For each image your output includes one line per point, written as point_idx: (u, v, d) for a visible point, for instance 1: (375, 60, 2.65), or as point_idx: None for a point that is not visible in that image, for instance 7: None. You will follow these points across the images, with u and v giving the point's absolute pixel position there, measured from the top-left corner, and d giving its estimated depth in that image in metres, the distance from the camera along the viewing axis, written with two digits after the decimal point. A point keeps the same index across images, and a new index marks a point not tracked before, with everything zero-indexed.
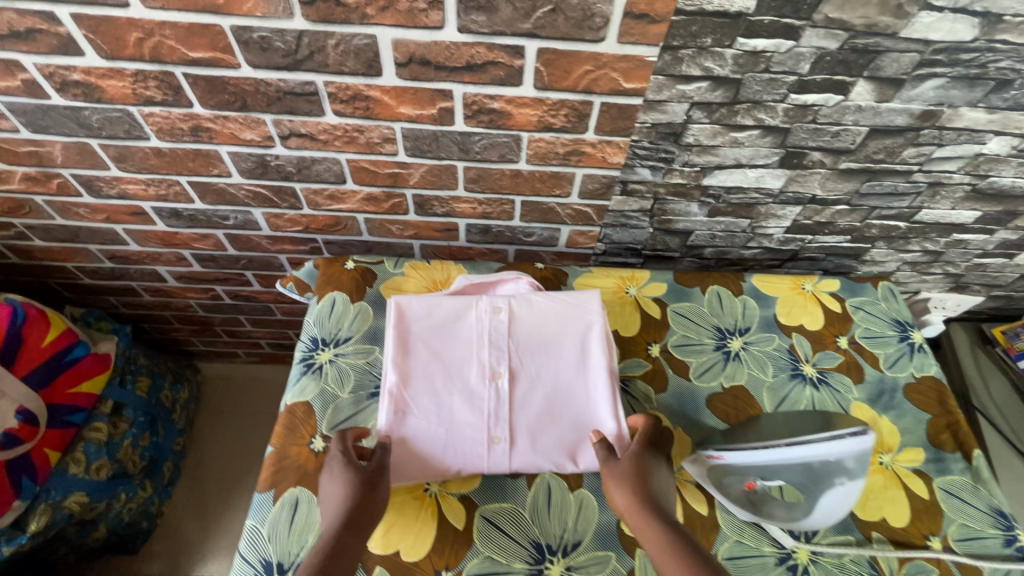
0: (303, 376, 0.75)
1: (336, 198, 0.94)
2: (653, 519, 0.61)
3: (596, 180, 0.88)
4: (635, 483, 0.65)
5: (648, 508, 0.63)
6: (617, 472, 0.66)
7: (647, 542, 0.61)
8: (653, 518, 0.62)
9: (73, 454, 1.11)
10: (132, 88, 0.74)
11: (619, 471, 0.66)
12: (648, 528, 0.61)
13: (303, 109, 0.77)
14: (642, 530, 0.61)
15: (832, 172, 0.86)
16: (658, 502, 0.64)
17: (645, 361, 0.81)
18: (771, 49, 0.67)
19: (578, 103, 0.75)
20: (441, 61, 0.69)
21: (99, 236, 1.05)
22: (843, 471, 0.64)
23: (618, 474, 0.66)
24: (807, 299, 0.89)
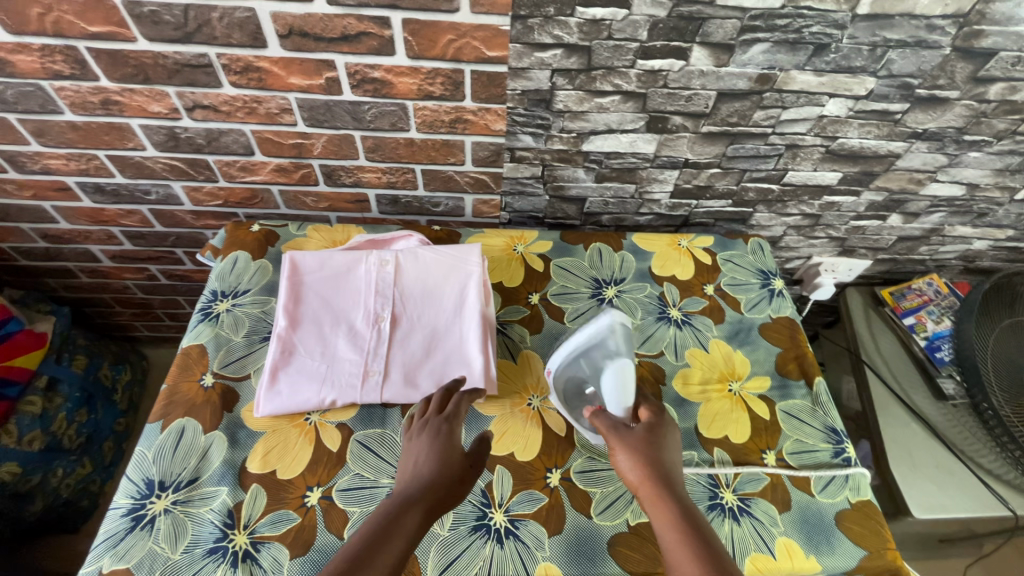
0: (200, 323, 0.81)
1: (248, 170, 1.01)
2: (662, 487, 0.61)
3: (484, 147, 0.96)
4: (642, 447, 0.65)
5: (661, 473, 0.62)
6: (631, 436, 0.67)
7: (652, 507, 0.60)
8: (659, 481, 0.62)
9: (6, 426, 1.15)
10: (40, 62, 0.81)
11: (630, 434, 0.67)
12: (658, 495, 0.60)
13: (202, 81, 0.84)
14: (650, 500, 0.61)
15: (697, 135, 0.95)
16: (667, 467, 0.64)
17: (524, 308, 0.88)
18: (609, 17, 0.76)
19: (450, 72, 0.83)
20: (318, 32, 0.77)
21: (30, 214, 1.11)
22: (610, 354, 0.75)
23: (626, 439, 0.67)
24: (681, 253, 0.97)
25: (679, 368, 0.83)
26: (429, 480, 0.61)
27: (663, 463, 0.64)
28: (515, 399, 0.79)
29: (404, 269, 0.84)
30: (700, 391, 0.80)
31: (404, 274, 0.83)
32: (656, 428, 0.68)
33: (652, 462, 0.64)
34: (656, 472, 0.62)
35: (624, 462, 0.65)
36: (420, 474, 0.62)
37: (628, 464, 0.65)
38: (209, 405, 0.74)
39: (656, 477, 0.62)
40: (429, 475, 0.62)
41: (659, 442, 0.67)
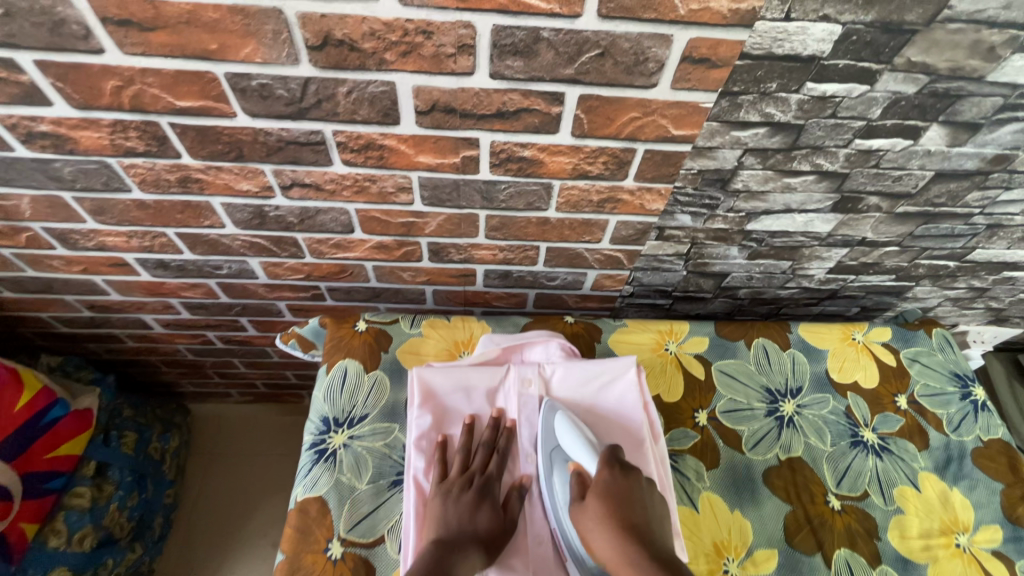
0: (315, 467, 0.67)
1: (342, 247, 0.85)
2: (637, 570, 0.54)
3: (630, 227, 0.81)
4: (612, 525, 0.58)
5: (630, 553, 0.55)
6: (589, 519, 0.59)
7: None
8: (639, 562, 0.55)
9: (52, 526, 1.01)
10: (109, 139, 0.65)
11: (590, 515, 0.59)
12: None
13: (308, 159, 0.68)
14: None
15: (887, 216, 0.79)
16: (642, 535, 0.57)
17: (692, 431, 0.74)
18: (842, 94, 0.60)
19: (619, 150, 0.67)
20: (468, 109, 0.61)
21: (77, 287, 0.95)
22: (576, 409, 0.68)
23: (591, 520, 0.59)
24: (860, 351, 0.82)
25: (891, 515, 0.70)
26: (466, 526, 0.59)
27: (634, 533, 0.57)
28: (711, 564, 0.65)
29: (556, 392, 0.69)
30: (923, 548, 0.67)
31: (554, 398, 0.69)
32: (629, 485, 0.61)
33: (626, 536, 0.57)
34: (636, 553, 0.55)
35: (599, 545, 0.58)
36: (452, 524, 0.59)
37: (602, 549, 0.57)
38: None
39: (626, 557, 0.56)
40: (474, 530, 0.59)
41: (630, 502, 0.60)
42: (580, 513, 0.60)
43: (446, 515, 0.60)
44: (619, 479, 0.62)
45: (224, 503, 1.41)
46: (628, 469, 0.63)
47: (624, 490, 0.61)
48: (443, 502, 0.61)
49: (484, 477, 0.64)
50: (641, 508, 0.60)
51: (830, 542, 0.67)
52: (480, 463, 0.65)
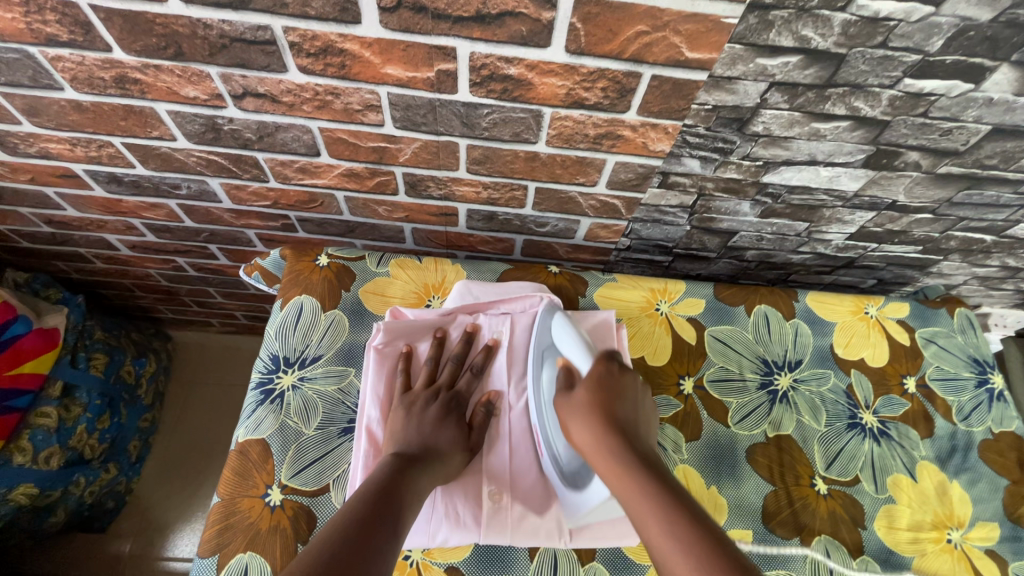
0: (259, 407, 0.62)
1: (309, 172, 0.76)
2: (612, 457, 0.51)
3: (630, 169, 0.71)
4: (594, 411, 0.55)
5: (609, 442, 0.52)
6: (574, 407, 0.56)
7: (612, 477, 0.50)
8: (615, 449, 0.51)
9: (18, 443, 0.98)
10: (25, 22, 0.55)
11: (573, 405, 0.56)
12: (617, 469, 0.50)
13: (258, 62, 0.58)
14: (607, 473, 0.51)
15: (926, 176, 0.69)
16: (625, 429, 0.53)
17: (676, 400, 0.67)
18: (898, 16, 0.49)
19: (621, 74, 0.56)
20: (442, 8, 0.51)
21: (29, 199, 0.88)
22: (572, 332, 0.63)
23: (573, 410, 0.56)
24: (871, 327, 0.74)
25: (882, 503, 0.64)
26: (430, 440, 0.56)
27: (619, 427, 0.53)
28: None
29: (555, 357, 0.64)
30: (912, 541, 0.62)
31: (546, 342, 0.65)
32: (623, 385, 0.57)
33: (610, 428, 0.53)
34: (615, 442, 0.52)
35: (578, 432, 0.55)
36: (416, 438, 0.56)
37: (581, 438, 0.54)
38: (278, 535, 0.55)
39: (602, 442, 0.52)
40: (439, 443, 0.56)
41: (620, 399, 0.56)
42: (567, 400, 0.57)
43: (409, 426, 0.57)
44: (613, 374, 0.58)
45: (200, 432, 1.41)
46: (623, 369, 0.59)
47: (614, 384, 0.57)
48: (407, 412, 0.59)
49: (451, 392, 0.61)
50: (630, 408, 0.56)
51: (811, 526, 0.61)
52: (449, 379, 0.63)
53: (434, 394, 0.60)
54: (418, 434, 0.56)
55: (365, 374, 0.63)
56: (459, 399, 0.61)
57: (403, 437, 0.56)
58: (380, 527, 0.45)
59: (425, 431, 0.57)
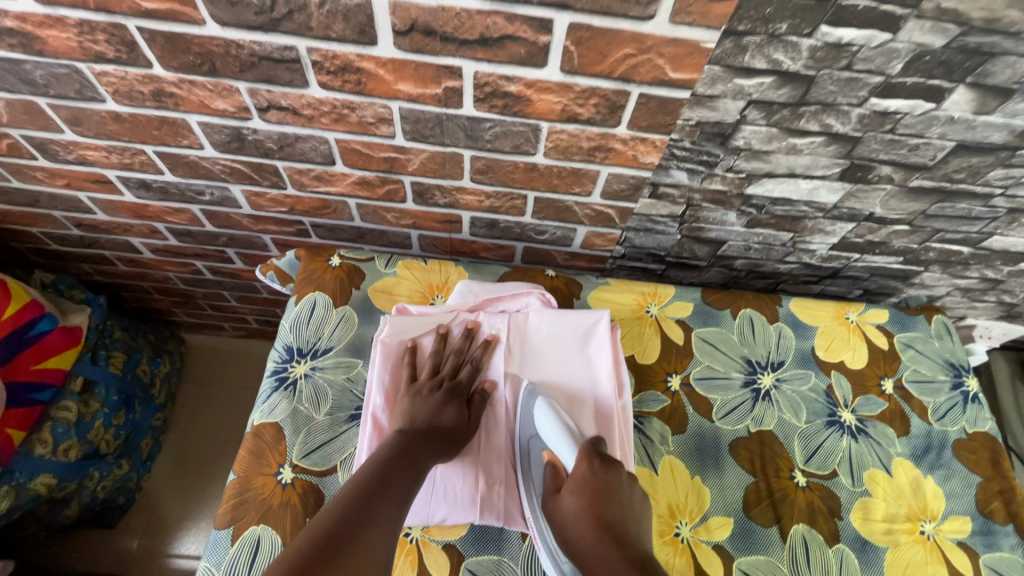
0: (273, 393, 0.66)
1: (324, 180, 0.82)
2: (609, 573, 0.52)
3: (622, 180, 0.76)
4: (586, 521, 0.55)
5: (604, 556, 0.53)
6: (568, 519, 0.56)
7: None
8: (611, 563, 0.52)
9: (39, 436, 1.03)
10: (78, 41, 0.62)
11: (566, 513, 0.56)
12: None
13: (283, 78, 0.64)
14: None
15: (900, 189, 0.74)
16: (619, 536, 0.54)
17: (663, 395, 0.72)
18: (860, 42, 0.54)
19: (611, 92, 0.62)
20: (449, 32, 0.56)
21: (62, 203, 0.95)
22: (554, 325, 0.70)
23: (565, 521, 0.56)
24: (851, 331, 0.78)
25: (858, 496, 0.67)
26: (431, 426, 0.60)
27: (611, 534, 0.54)
28: (661, 525, 0.63)
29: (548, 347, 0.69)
30: (886, 532, 0.65)
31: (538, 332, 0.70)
32: (609, 481, 0.56)
33: (603, 537, 0.54)
34: (610, 557, 0.52)
35: (575, 539, 0.56)
36: (421, 424, 0.60)
37: (579, 544, 0.55)
38: (288, 510, 0.60)
39: (598, 555, 0.53)
40: (441, 430, 0.61)
41: (612, 498, 0.56)
42: (560, 509, 0.57)
43: (413, 413, 0.61)
44: (598, 473, 0.57)
45: (210, 432, 1.45)
46: (607, 461, 0.57)
47: (601, 483, 0.56)
48: (412, 399, 0.63)
49: (453, 382, 0.65)
50: (618, 504, 0.56)
51: (790, 515, 0.65)
52: (452, 369, 0.67)
53: (435, 386, 0.64)
54: (421, 420, 0.61)
55: (374, 364, 0.67)
56: (461, 388, 0.65)
57: (407, 423, 0.61)
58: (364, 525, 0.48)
59: (428, 416, 0.61)
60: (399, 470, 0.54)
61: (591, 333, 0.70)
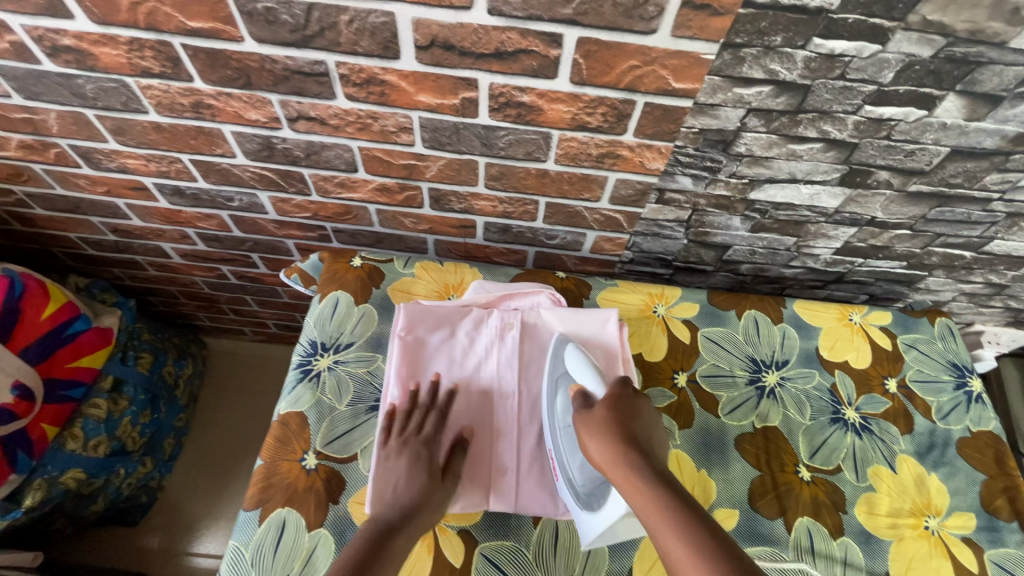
0: (298, 384, 0.70)
1: (346, 187, 0.87)
2: (630, 470, 0.55)
3: (629, 186, 0.80)
4: (613, 432, 0.59)
5: (627, 455, 0.56)
6: (594, 422, 0.60)
7: (634, 496, 0.53)
8: (633, 465, 0.55)
9: (71, 430, 1.08)
10: (126, 58, 0.67)
11: (593, 422, 0.60)
12: (635, 483, 0.54)
13: (312, 91, 0.69)
14: (626, 490, 0.54)
15: (899, 194, 0.76)
16: (641, 444, 0.58)
17: (670, 391, 0.74)
18: (851, 53, 0.57)
19: (618, 101, 0.66)
20: (467, 46, 0.61)
21: (101, 209, 1.00)
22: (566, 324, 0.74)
23: (593, 428, 0.60)
24: (855, 332, 0.81)
25: (862, 491, 0.68)
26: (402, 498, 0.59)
27: (634, 440, 0.58)
28: None
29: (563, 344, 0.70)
30: (890, 526, 0.66)
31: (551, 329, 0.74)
32: (636, 405, 0.62)
33: (626, 442, 0.57)
34: (632, 457, 0.56)
35: (596, 448, 0.59)
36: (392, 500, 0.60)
37: (599, 450, 0.58)
38: (312, 494, 0.63)
39: (620, 460, 0.56)
40: (412, 498, 0.59)
41: (635, 417, 0.61)
42: (584, 417, 0.61)
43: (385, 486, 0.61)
44: (627, 398, 0.62)
45: (231, 432, 1.50)
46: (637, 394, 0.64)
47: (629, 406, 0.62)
48: (386, 468, 0.62)
49: (421, 441, 0.64)
50: (642, 426, 0.60)
51: (794, 508, 0.66)
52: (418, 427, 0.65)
53: (453, 387, 0.69)
54: (393, 490, 0.60)
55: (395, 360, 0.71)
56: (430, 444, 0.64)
57: (385, 495, 0.60)
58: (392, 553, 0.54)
59: (398, 485, 0.61)
60: (429, 497, 0.60)
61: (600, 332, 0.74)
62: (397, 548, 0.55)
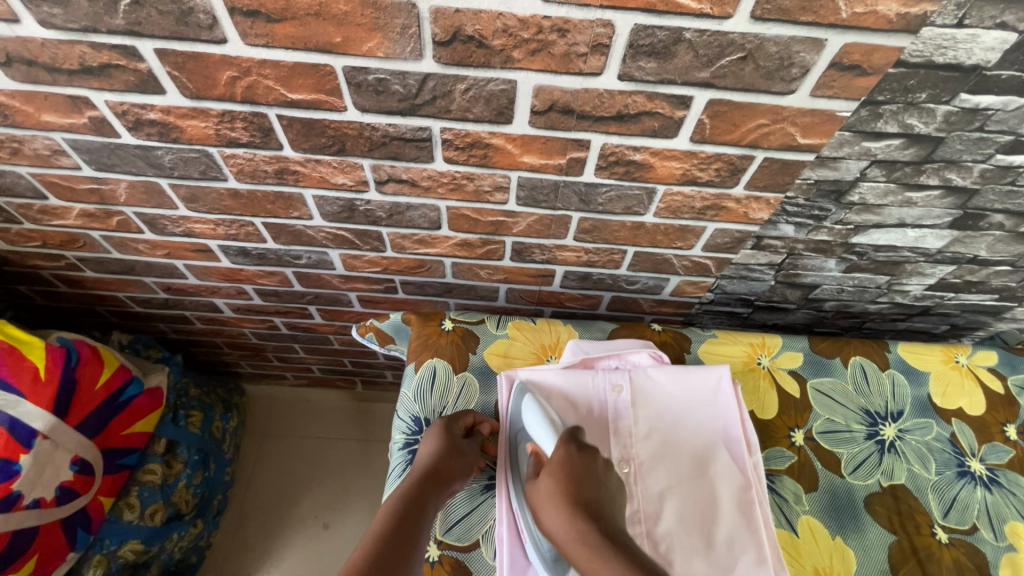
0: (406, 466, 0.71)
1: (425, 243, 0.83)
2: (580, 541, 0.56)
3: (727, 235, 0.77)
4: (561, 500, 0.60)
5: (575, 524, 0.58)
6: (542, 498, 0.61)
7: (587, 568, 0.55)
8: (585, 535, 0.57)
9: (127, 500, 1.04)
10: (215, 129, 0.64)
11: (542, 498, 0.61)
12: (590, 555, 0.55)
13: (409, 155, 0.66)
14: (579, 561, 0.56)
15: (1008, 234, 0.74)
16: (589, 510, 0.59)
17: (789, 451, 0.72)
18: (996, 106, 0.55)
19: (736, 157, 0.63)
20: (587, 110, 0.58)
21: (157, 270, 0.96)
22: (668, 380, 0.72)
23: (544, 502, 0.61)
24: (964, 376, 0.78)
25: (1004, 551, 0.67)
26: (409, 508, 0.61)
27: (582, 508, 0.59)
28: None
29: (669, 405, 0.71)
30: None
31: (658, 387, 0.72)
32: (585, 464, 0.63)
33: (572, 510, 0.59)
34: (581, 524, 0.58)
35: (548, 521, 0.60)
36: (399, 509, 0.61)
37: (551, 523, 0.59)
38: None
39: (576, 535, 0.57)
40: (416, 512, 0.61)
41: (586, 480, 0.62)
42: (536, 490, 0.63)
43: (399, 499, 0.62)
44: (575, 456, 0.64)
45: (277, 480, 1.43)
46: (583, 447, 0.65)
47: (578, 469, 0.63)
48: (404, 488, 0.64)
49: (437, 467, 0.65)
50: (594, 487, 0.62)
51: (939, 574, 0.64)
52: (437, 452, 0.66)
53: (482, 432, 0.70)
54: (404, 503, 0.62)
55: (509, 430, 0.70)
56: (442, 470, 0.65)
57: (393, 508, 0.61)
58: (419, 523, 0.60)
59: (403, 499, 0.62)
60: (444, 469, 0.65)
61: (707, 388, 0.72)
62: (421, 520, 0.61)
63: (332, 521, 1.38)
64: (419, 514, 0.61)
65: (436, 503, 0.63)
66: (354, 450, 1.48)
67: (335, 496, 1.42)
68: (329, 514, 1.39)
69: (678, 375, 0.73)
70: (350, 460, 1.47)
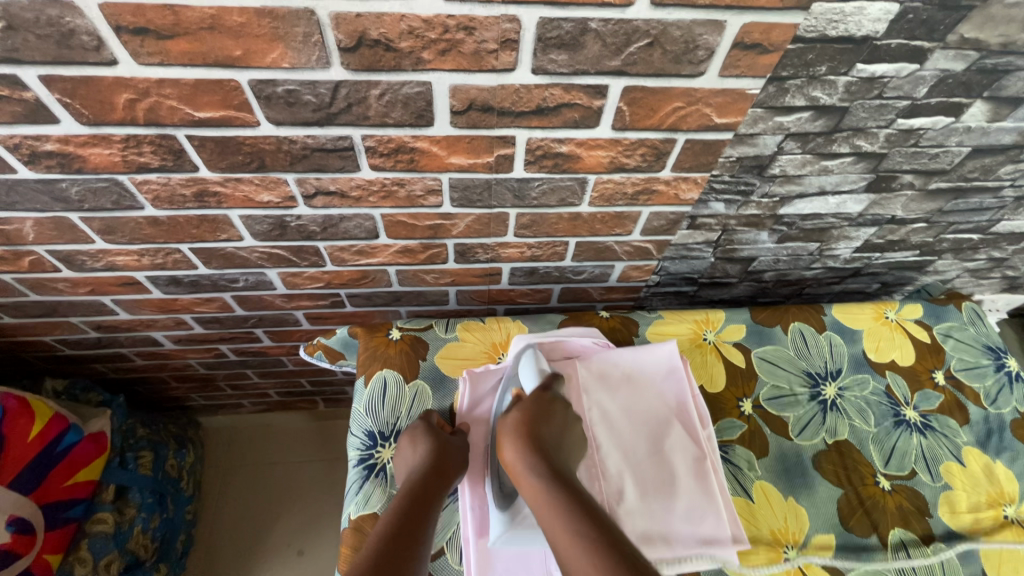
0: (365, 481, 0.70)
1: (365, 253, 0.82)
2: (532, 474, 0.59)
3: (662, 217, 0.79)
4: (522, 433, 0.63)
5: (530, 457, 0.61)
6: (507, 428, 0.65)
7: (532, 497, 0.58)
8: (536, 469, 0.60)
9: (77, 553, 0.98)
10: (121, 155, 0.60)
11: (507, 427, 0.65)
12: (536, 485, 0.58)
13: (334, 166, 0.64)
14: (530, 495, 0.58)
15: (919, 193, 0.79)
16: (546, 450, 0.62)
17: (739, 421, 0.75)
18: (890, 74, 0.58)
19: (659, 142, 0.64)
20: (507, 106, 0.58)
21: (83, 309, 0.90)
22: (620, 363, 0.74)
23: (507, 434, 0.64)
24: (894, 330, 0.82)
25: (940, 491, 0.72)
26: (410, 508, 0.59)
27: (539, 443, 0.62)
28: (771, 553, 0.66)
29: (621, 386, 0.73)
30: (974, 522, 0.70)
31: (608, 371, 0.73)
32: (552, 409, 0.66)
33: (529, 444, 0.62)
34: (536, 461, 0.60)
35: (507, 450, 0.63)
36: (402, 508, 0.59)
37: (511, 453, 0.63)
38: None
39: (528, 462, 0.61)
40: (417, 511, 0.59)
41: (547, 422, 0.64)
42: (504, 425, 0.66)
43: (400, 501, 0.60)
44: (543, 401, 0.66)
45: (244, 512, 1.38)
46: (556, 398, 0.68)
47: (542, 410, 0.65)
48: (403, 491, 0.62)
49: (436, 465, 0.64)
50: (555, 431, 0.64)
51: (884, 520, 0.69)
52: (435, 452, 0.65)
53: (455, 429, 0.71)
54: (405, 504, 0.60)
55: (498, 419, 0.72)
56: (442, 467, 0.64)
57: (394, 509, 0.59)
58: (428, 517, 0.59)
59: (404, 501, 0.60)
60: (442, 467, 0.64)
61: (658, 364, 0.74)
62: (426, 520, 0.59)
63: (306, 547, 1.35)
64: (427, 507, 0.60)
65: (436, 506, 0.61)
66: (322, 472, 1.44)
67: (307, 521, 1.38)
68: (303, 539, 1.35)
69: (628, 356, 0.74)
70: (319, 482, 1.43)
